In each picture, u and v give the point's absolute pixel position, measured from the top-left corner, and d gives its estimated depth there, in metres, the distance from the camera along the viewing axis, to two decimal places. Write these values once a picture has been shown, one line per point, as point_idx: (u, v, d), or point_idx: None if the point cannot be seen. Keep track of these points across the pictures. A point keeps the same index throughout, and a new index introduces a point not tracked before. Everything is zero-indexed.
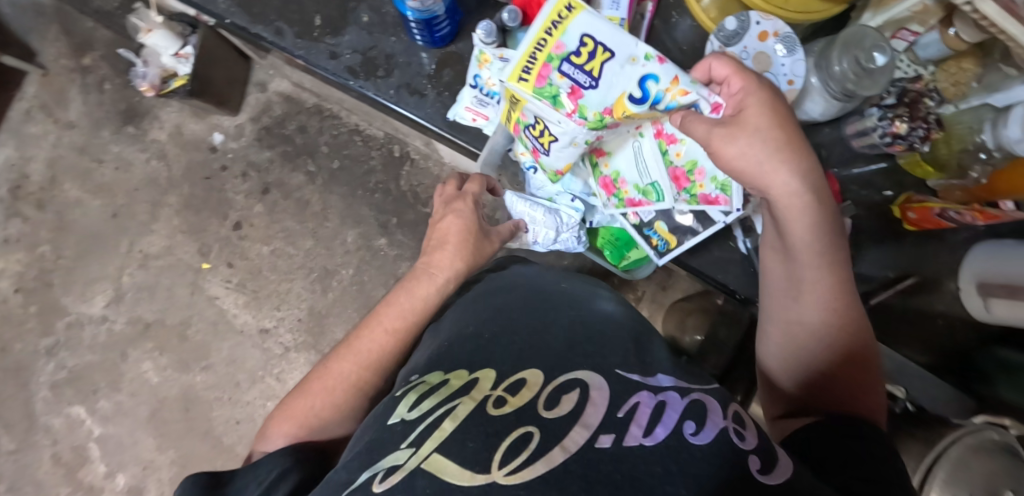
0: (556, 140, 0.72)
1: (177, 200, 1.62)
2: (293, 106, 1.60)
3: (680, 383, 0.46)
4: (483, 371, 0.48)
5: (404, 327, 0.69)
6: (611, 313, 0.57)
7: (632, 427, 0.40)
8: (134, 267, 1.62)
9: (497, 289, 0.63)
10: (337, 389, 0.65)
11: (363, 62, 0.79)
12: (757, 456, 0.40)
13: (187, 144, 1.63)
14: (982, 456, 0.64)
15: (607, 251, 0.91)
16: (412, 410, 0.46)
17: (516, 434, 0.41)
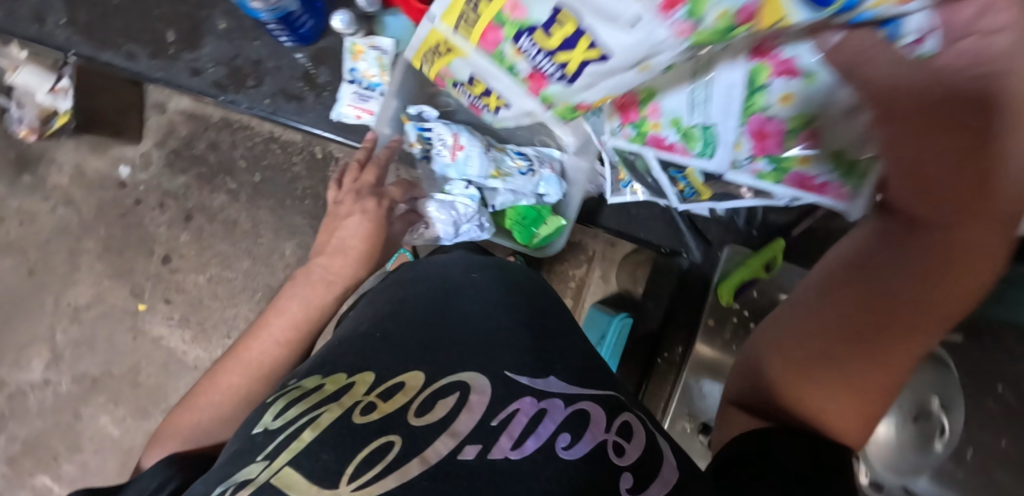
0: (602, 60, 0.47)
1: (95, 244, 1.47)
2: (199, 123, 1.43)
3: (568, 389, 0.45)
4: (362, 375, 0.45)
5: (300, 335, 0.65)
6: (510, 298, 0.56)
7: (503, 438, 0.40)
8: (66, 323, 1.48)
9: (401, 283, 0.60)
10: (225, 401, 0.60)
11: (230, 74, 0.73)
12: (631, 474, 0.39)
13: (90, 184, 1.47)
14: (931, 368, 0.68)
15: (516, 231, 0.80)
16: (275, 419, 0.43)
17: (377, 443, 0.39)
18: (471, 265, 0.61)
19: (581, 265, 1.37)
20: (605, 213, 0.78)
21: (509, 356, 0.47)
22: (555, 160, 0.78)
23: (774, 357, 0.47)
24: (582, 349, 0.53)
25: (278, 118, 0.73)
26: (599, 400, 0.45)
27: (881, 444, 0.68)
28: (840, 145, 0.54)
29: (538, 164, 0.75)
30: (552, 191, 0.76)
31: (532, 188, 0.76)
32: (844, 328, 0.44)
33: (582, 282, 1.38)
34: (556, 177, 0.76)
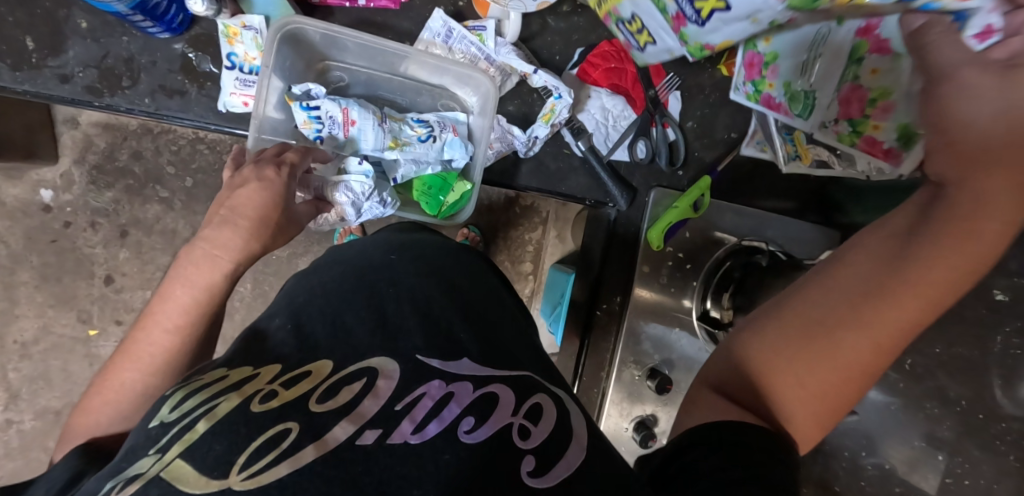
0: (725, 8, 0.47)
1: (32, 275, 1.26)
2: (116, 133, 1.25)
3: (480, 370, 0.43)
4: (269, 366, 0.40)
5: (193, 321, 0.54)
6: (438, 272, 0.50)
7: (405, 422, 0.38)
8: (16, 360, 1.27)
9: (315, 269, 0.51)
10: (120, 401, 0.51)
11: (102, 76, 0.69)
12: (533, 457, 0.38)
13: (15, 213, 1.24)
14: None
15: (423, 203, 0.80)
16: (171, 410, 0.37)
17: (272, 432, 0.35)
18: (391, 248, 0.53)
19: (536, 227, 1.36)
20: (521, 170, 0.77)
21: (418, 335, 0.43)
22: (461, 123, 0.78)
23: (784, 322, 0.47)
24: (500, 333, 0.49)
25: (162, 115, 0.70)
26: (509, 380, 0.43)
27: None
28: (908, 117, 0.57)
29: (439, 130, 0.76)
30: (458, 154, 0.77)
31: (435, 155, 0.77)
32: (852, 300, 0.46)
33: (540, 245, 1.36)
34: (458, 140, 0.76)
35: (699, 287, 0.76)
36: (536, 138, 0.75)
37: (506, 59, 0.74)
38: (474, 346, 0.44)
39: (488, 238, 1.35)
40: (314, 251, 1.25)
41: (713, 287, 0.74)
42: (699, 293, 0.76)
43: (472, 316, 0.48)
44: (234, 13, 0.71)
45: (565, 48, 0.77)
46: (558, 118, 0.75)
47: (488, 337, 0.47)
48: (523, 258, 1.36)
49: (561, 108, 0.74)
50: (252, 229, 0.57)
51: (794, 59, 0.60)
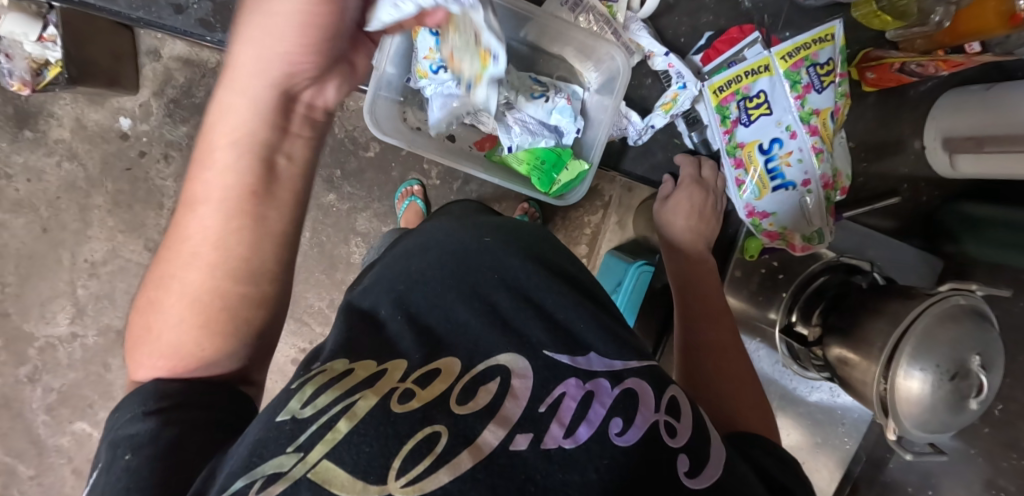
0: (769, 112, 0.74)
1: (105, 200, 1.26)
2: (197, 69, 1.25)
3: (613, 366, 0.41)
4: (394, 362, 0.39)
5: (245, 197, 0.44)
6: (511, 250, 0.48)
7: (554, 425, 0.35)
8: (85, 279, 1.27)
9: (404, 255, 0.50)
10: (177, 305, 0.43)
11: (216, 11, 0.71)
12: (686, 455, 0.37)
13: (92, 137, 1.24)
14: (947, 325, 0.65)
15: (533, 178, 0.73)
16: (304, 406, 0.35)
17: (422, 434, 0.34)
18: (484, 229, 0.51)
19: (597, 211, 1.33)
20: (626, 156, 0.75)
21: (542, 328, 0.42)
22: (577, 97, 0.72)
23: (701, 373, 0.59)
24: (621, 327, 0.47)
25: None
26: (644, 375, 0.41)
27: (912, 402, 0.64)
28: (777, 208, 0.77)
29: (553, 92, 0.70)
30: (569, 124, 0.71)
31: (543, 117, 0.71)
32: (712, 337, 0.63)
33: (598, 230, 1.34)
34: (570, 107, 0.70)
35: (786, 301, 0.82)
36: (651, 127, 0.72)
37: (635, 36, 0.69)
38: (599, 341, 0.43)
39: (546, 216, 1.32)
40: (373, 209, 1.26)
41: (801, 305, 0.81)
42: (786, 306, 0.82)
43: (594, 311, 0.46)
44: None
45: (691, 31, 0.73)
46: (678, 108, 0.72)
47: (605, 325, 0.45)
48: (579, 240, 1.34)
49: (683, 98, 0.71)
50: (261, 24, 0.42)
51: (784, 201, 0.77)
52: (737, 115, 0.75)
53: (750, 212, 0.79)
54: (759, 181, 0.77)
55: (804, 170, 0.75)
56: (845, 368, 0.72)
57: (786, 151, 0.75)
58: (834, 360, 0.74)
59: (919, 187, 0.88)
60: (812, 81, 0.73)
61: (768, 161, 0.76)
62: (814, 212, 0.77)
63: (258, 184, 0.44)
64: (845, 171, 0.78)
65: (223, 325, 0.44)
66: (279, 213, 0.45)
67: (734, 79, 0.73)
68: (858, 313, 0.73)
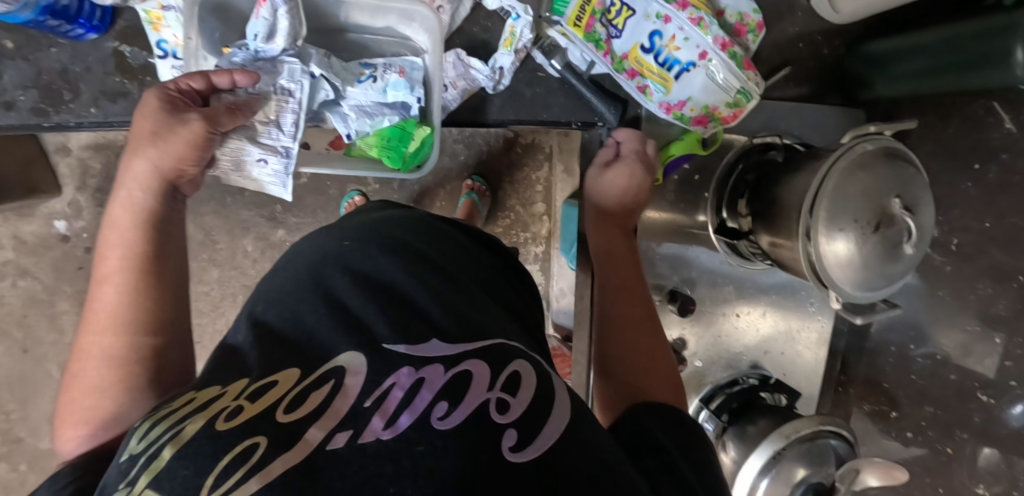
0: (633, 12, 0.67)
1: (71, 303, 1.22)
2: (108, 151, 1.17)
3: (454, 349, 0.40)
4: (236, 384, 0.37)
5: (130, 264, 0.48)
6: (365, 254, 0.47)
7: (375, 417, 0.35)
8: None
9: (268, 273, 0.49)
10: (89, 368, 0.45)
11: (43, 95, 0.66)
12: (515, 430, 0.37)
13: (36, 248, 1.20)
14: (858, 179, 0.60)
15: (384, 159, 0.70)
16: (139, 441, 0.34)
17: (238, 449, 0.32)
18: (346, 233, 0.50)
19: (541, 165, 1.29)
20: (490, 105, 0.73)
21: (384, 322, 0.41)
22: (415, 67, 0.68)
23: (619, 354, 0.59)
24: (475, 306, 0.46)
25: (112, 123, 0.68)
26: (484, 352, 0.41)
27: (841, 265, 0.60)
28: (692, 93, 0.69)
29: (382, 70, 0.66)
30: (407, 97, 0.67)
31: (378, 98, 0.67)
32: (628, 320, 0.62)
33: (549, 183, 1.30)
34: (404, 81, 0.66)
35: (712, 200, 0.77)
36: (501, 69, 0.70)
37: None
38: (445, 319, 0.43)
39: (494, 185, 1.29)
40: None
41: (726, 200, 0.76)
42: (713, 205, 0.77)
43: (448, 291, 0.46)
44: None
45: None
46: (521, 41, 0.69)
47: (456, 308, 0.44)
48: (533, 199, 1.30)
49: (521, 29, 0.68)
50: (155, 134, 0.51)
51: (694, 84, 0.69)
52: (606, 28, 0.69)
53: (666, 109, 0.71)
54: (660, 78, 0.70)
55: (697, 45, 0.67)
56: (778, 250, 0.69)
57: (669, 35, 0.67)
58: (768, 246, 0.70)
59: (814, 42, 0.84)
60: None
61: (657, 57, 0.69)
62: (727, 78, 0.68)
63: (138, 247, 0.48)
64: (749, 9, 0.71)
65: (130, 375, 0.44)
66: (166, 267, 0.49)
67: (582, 2, 0.68)
68: (778, 186, 0.69)
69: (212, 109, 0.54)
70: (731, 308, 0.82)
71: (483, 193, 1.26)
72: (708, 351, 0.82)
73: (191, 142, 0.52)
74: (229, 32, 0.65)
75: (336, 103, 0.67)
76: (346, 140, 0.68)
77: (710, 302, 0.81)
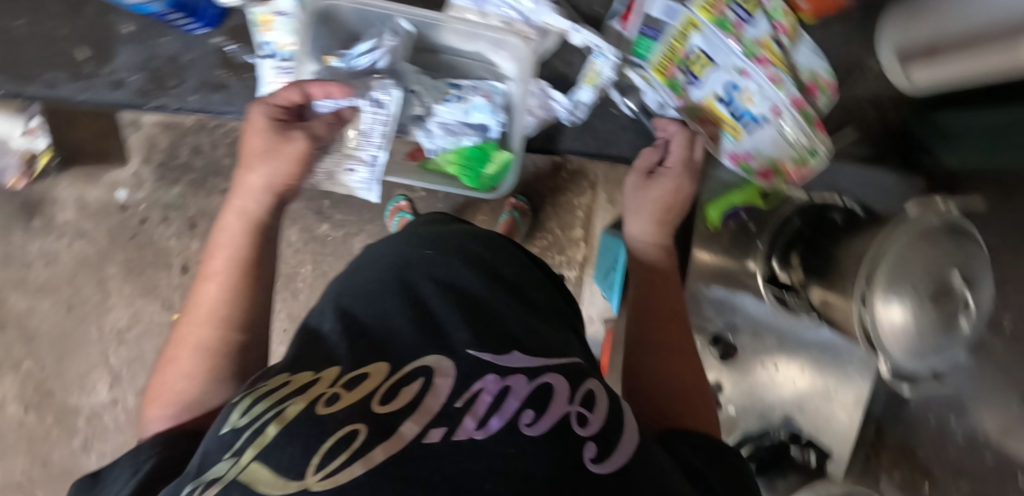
0: (714, 63, 0.70)
1: (119, 269, 1.27)
2: (176, 130, 1.23)
3: (536, 362, 0.43)
4: (328, 370, 0.40)
5: (232, 265, 0.53)
6: (436, 265, 0.50)
7: (467, 418, 0.36)
8: (115, 347, 1.29)
9: (352, 269, 0.52)
10: (184, 355, 0.49)
11: (150, 78, 0.72)
12: (594, 443, 0.39)
13: (96, 213, 1.25)
14: (922, 249, 0.60)
15: (462, 177, 0.75)
16: (242, 416, 0.38)
17: (341, 432, 0.34)
18: (426, 242, 0.54)
19: (585, 192, 1.31)
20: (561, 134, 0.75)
21: (466, 331, 0.43)
22: (498, 92, 0.71)
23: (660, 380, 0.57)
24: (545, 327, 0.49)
25: (211, 110, 0.73)
26: (561, 368, 0.44)
27: (897, 332, 0.60)
28: (761, 145, 0.72)
29: (469, 91, 0.70)
30: (490, 120, 0.71)
31: (461, 118, 0.71)
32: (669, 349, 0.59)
33: (590, 211, 1.32)
34: (489, 105, 0.70)
35: (763, 250, 0.78)
36: (581, 103, 0.73)
37: (544, 18, 0.69)
38: (527, 338, 0.45)
39: (536, 206, 1.31)
40: (368, 230, 1.26)
41: (779, 250, 0.77)
42: (765, 254, 0.78)
43: (521, 311, 0.49)
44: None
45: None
46: (602, 79, 0.72)
47: (530, 327, 0.47)
48: (573, 224, 1.32)
49: (605, 68, 0.71)
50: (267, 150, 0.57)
51: (763, 137, 0.72)
52: (686, 75, 0.71)
53: (733, 159, 0.74)
54: (731, 129, 0.72)
55: (772, 102, 0.70)
56: (829, 308, 0.69)
57: (746, 90, 0.70)
58: (818, 301, 0.71)
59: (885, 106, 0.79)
60: (740, 15, 0.68)
61: (732, 109, 0.71)
62: (796, 135, 0.71)
63: (242, 252, 0.54)
64: (825, 72, 0.72)
65: (218, 365, 0.48)
66: (262, 271, 0.54)
67: (667, 49, 0.70)
68: (837, 245, 0.69)
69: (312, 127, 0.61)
70: (767, 359, 0.83)
71: (525, 213, 1.28)
72: (742, 399, 0.82)
73: (293, 159, 0.58)
74: (332, 39, 0.69)
75: (422, 120, 0.71)
76: (429, 153, 0.74)
77: (748, 347, 0.82)
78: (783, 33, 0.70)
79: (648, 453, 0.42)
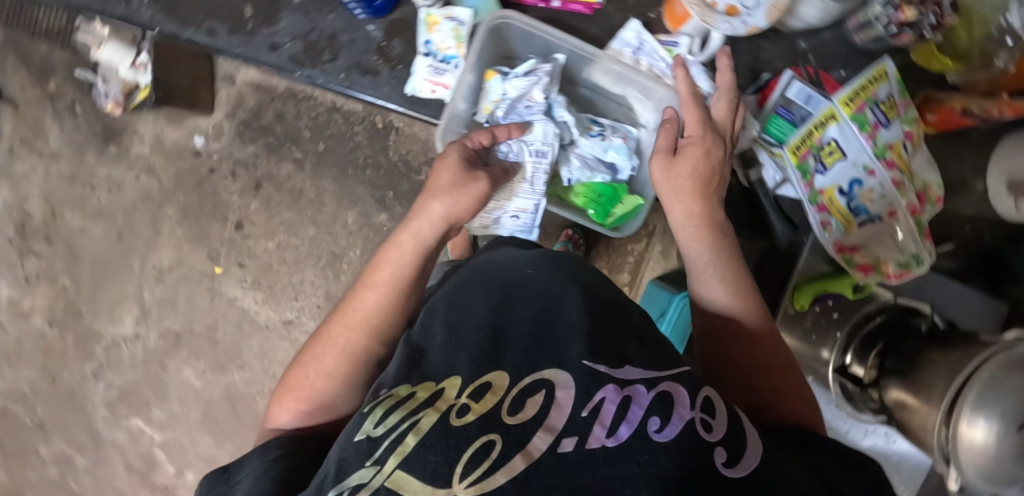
0: (844, 156, 0.73)
1: (176, 212, 1.29)
2: (266, 93, 1.25)
3: (648, 374, 0.43)
4: (450, 380, 0.43)
5: (391, 284, 0.59)
6: (539, 283, 0.51)
7: (596, 426, 0.38)
8: (152, 283, 1.31)
9: (454, 288, 0.54)
10: (330, 355, 0.56)
11: (306, 49, 0.75)
12: (722, 448, 0.39)
13: (170, 153, 1.28)
14: (1016, 375, 0.57)
15: (590, 211, 0.78)
16: (377, 426, 0.40)
17: (479, 442, 0.37)
18: (526, 261, 0.55)
19: (641, 240, 1.33)
20: None
21: (582, 343, 0.43)
22: (631, 136, 0.79)
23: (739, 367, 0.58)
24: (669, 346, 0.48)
25: (352, 91, 0.75)
26: (676, 379, 0.43)
27: (976, 451, 0.58)
28: (869, 241, 0.75)
29: (610, 132, 0.77)
30: (624, 162, 0.77)
31: (599, 155, 0.77)
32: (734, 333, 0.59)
33: (641, 259, 1.33)
34: (626, 147, 0.77)
35: (841, 340, 0.77)
36: None
37: (694, 77, 0.73)
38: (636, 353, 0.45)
39: (590, 242, 1.33)
40: None
41: (858, 344, 0.76)
42: (841, 345, 0.77)
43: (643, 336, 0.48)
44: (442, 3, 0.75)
45: (744, 72, 0.75)
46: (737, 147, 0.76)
47: (642, 340, 0.47)
48: (621, 267, 1.34)
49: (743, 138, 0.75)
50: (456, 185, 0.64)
51: (870, 233, 0.75)
52: (813, 161, 0.74)
53: (839, 249, 0.75)
54: (844, 220, 0.75)
55: (891, 204, 0.73)
56: (903, 412, 0.67)
57: (869, 186, 0.73)
58: (892, 404, 0.69)
59: (982, 230, 0.80)
60: (879, 118, 0.71)
61: (851, 202, 0.74)
62: (906, 240, 0.74)
63: (404, 272, 0.60)
64: (936, 185, 0.75)
65: (354, 373, 0.55)
66: (413, 295, 0.60)
67: (804, 135, 0.73)
68: (923, 354, 0.68)
69: (491, 170, 0.69)
70: None
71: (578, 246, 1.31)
72: None
73: (477, 196, 0.65)
74: (494, 53, 0.77)
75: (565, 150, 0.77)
76: (563, 182, 0.78)
77: None
78: (908, 140, 0.73)
79: (774, 459, 0.41)
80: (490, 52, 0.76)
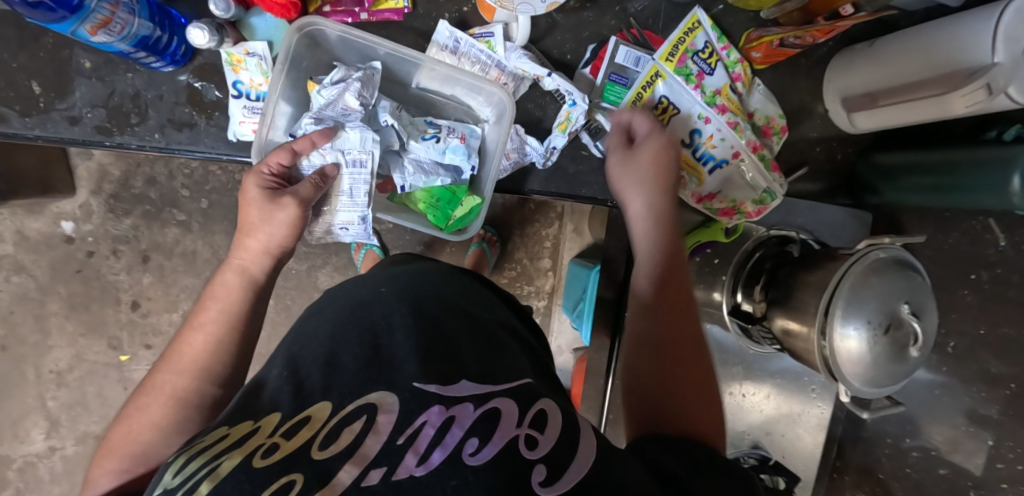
0: (678, 111, 0.75)
1: (60, 307, 1.17)
2: (129, 158, 1.15)
3: (479, 389, 0.47)
4: (269, 418, 0.44)
5: (222, 326, 0.59)
6: (387, 304, 0.54)
7: (409, 454, 0.41)
8: (53, 389, 1.19)
9: (310, 313, 0.57)
10: (157, 403, 0.54)
11: (110, 115, 0.69)
12: (543, 465, 0.42)
13: (38, 245, 1.15)
14: (873, 279, 0.65)
15: (430, 215, 0.78)
16: (175, 476, 0.40)
17: (276, 486, 0.39)
18: (383, 281, 0.59)
19: (552, 223, 1.33)
20: (532, 178, 0.76)
21: (416, 364, 0.47)
22: (474, 135, 0.77)
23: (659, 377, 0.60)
24: (519, 361, 0.54)
25: (173, 149, 0.71)
26: (510, 393, 0.47)
27: (853, 360, 0.65)
28: (722, 185, 0.77)
29: (445, 133, 0.75)
30: (462, 162, 0.76)
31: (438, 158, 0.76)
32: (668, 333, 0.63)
33: (557, 240, 1.34)
34: (462, 148, 0.75)
35: (728, 282, 0.82)
36: (554, 149, 0.74)
37: (517, 63, 0.72)
38: (473, 365, 0.50)
39: (504, 236, 1.32)
40: (333, 263, 1.24)
41: (743, 282, 0.81)
42: (729, 286, 0.82)
43: (490, 349, 0.53)
44: (236, 40, 0.71)
45: (576, 47, 0.75)
46: (574, 126, 0.73)
47: (486, 356, 0.52)
48: (541, 254, 1.34)
49: (576, 115, 0.73)
50: (266, 217, 0.63)
51: (720, 179, 0.77)
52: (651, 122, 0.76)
53: (698, 199, 0.78)
54: (695, 171, 0.77)
55: (731, 148, 0.75)
56: (790, 338, 0.73)
57: (709, 134, 0.75)
58: (780, 331, 0.75)
59: (834, 149, 0.88)
60: (701, 68, 0.74)
61: (695, 152, 0.76)
62: (755, 177, 0.76)
63: (234, 307, 0.60)
64: (775, 113, 0.78)
65: (191, 423, 0.54)
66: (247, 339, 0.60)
67: (635, 97, 0.75)
68: (798, 275, 0.73)
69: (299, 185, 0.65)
70: (736, 386, 0.87)
71: (494, 243, 1.29)
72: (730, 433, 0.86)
73: (288, 223, 0.63)
74: (316, 69, 0.74)
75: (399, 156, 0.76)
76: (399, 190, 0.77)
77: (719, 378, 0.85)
78: (738, 83, 0.76)
79: (609, 458, 0.45)
80: (296, 67, 0.71)
